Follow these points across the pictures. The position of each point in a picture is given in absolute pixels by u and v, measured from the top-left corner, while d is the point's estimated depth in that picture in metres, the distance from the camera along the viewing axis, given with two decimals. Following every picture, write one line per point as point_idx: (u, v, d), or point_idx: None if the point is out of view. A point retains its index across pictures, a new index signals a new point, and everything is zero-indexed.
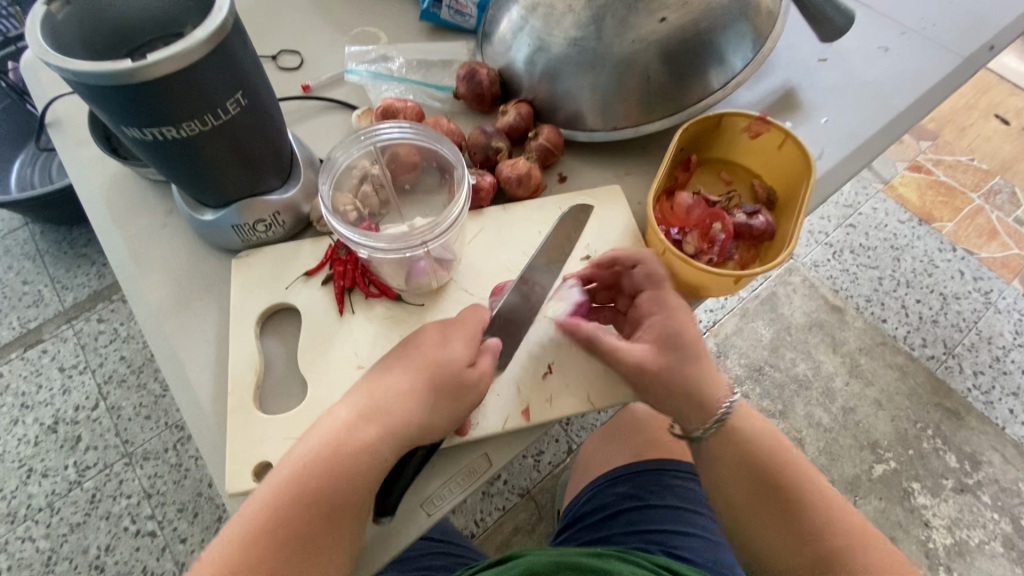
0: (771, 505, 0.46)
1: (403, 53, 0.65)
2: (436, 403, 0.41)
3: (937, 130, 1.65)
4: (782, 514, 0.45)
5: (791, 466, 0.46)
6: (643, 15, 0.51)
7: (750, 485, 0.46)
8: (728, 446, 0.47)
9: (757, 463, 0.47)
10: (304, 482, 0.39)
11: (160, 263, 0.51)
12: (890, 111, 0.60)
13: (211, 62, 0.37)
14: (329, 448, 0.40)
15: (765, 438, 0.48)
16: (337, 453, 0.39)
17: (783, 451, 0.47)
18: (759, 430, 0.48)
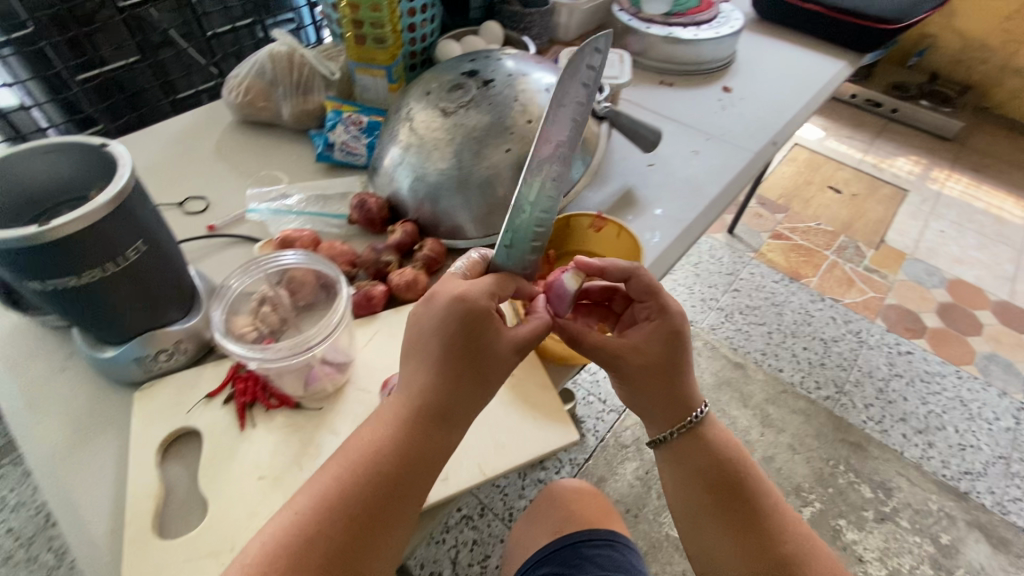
0: (726, 500, 0.54)
1: (301, 190, 0.74)
2: (473, 376, 0.45)
3: (787, 204, 1.97)
4: (746, 525, 0.53)
5: (752, 477, 0.55)
6: (493, 147, 0.64)
7: (719, 492, 0.54)
8: (698, 451, 0.55)
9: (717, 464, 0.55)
10: (352, 475, 0.41)
11: (59, 405, 0.52)
12: (705, 199, 0.76)
13: (113, 218, 0.44)
14: (371, 441, 0.42)
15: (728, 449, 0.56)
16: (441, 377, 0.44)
17: (745, 463, 0.56)
18: (724, 439, 0.57)
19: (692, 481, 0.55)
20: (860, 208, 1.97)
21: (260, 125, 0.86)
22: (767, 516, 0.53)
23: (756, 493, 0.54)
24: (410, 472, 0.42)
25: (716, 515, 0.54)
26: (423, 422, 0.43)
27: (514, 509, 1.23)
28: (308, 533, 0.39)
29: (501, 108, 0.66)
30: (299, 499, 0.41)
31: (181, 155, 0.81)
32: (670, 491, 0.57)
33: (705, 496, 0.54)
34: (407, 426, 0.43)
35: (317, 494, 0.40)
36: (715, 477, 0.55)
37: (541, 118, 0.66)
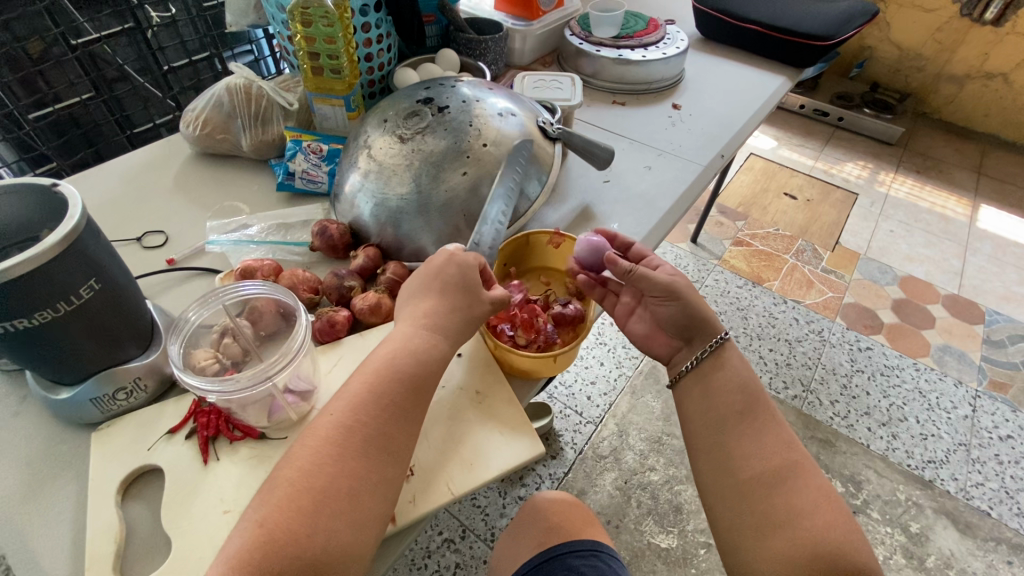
0: (741, 421, 0.56)
1: (262, 220, 0.75)
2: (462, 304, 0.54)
3: (746, 211, 2.05)
4: (755, 440, 0.55)
5: (766, 404, 0.58)
6: (450, 171, 0.66)
7: (734, 408, 0.57)
8: (716, 373, 0.59)
9: (735, 388, 0.58)
10: (381, 382, 0.49)
11: (11, 451, 0.51)
12: (659, 212, 0.79)
13: (64, 258, 0.44)
14: (394, 349, 0.51)
15: (747, 377, 0.59)
16: (440, 306, 0.54)
17: (761, 393, 0.59)
18: (743, 369, 0.60)
19: (711, 400, 0.58)
20: (815, 213, 2.06)
21: (219, 157, 0.86)
22: (775, 436, 0.56)
23: (768, 418, 0.57)
24: (422, 379, 0.50)
25: (729, 428, 0.56)
26: (432, 340, 0.52)
27: (496, 529, 1.23)
28: (346, 430, 0.46)
29: (457, 133, 0.68)
30: (338, 404, 0.48)
31: (137, 190, 0.80)
32: (687, 412, 0.59)
33: (722, 411, 0.57)
34: (419, 340, 0.52)
35: (353, 398, 0.48)
36: (734, 398, 0.57)
37: (496, 141, 0.68)
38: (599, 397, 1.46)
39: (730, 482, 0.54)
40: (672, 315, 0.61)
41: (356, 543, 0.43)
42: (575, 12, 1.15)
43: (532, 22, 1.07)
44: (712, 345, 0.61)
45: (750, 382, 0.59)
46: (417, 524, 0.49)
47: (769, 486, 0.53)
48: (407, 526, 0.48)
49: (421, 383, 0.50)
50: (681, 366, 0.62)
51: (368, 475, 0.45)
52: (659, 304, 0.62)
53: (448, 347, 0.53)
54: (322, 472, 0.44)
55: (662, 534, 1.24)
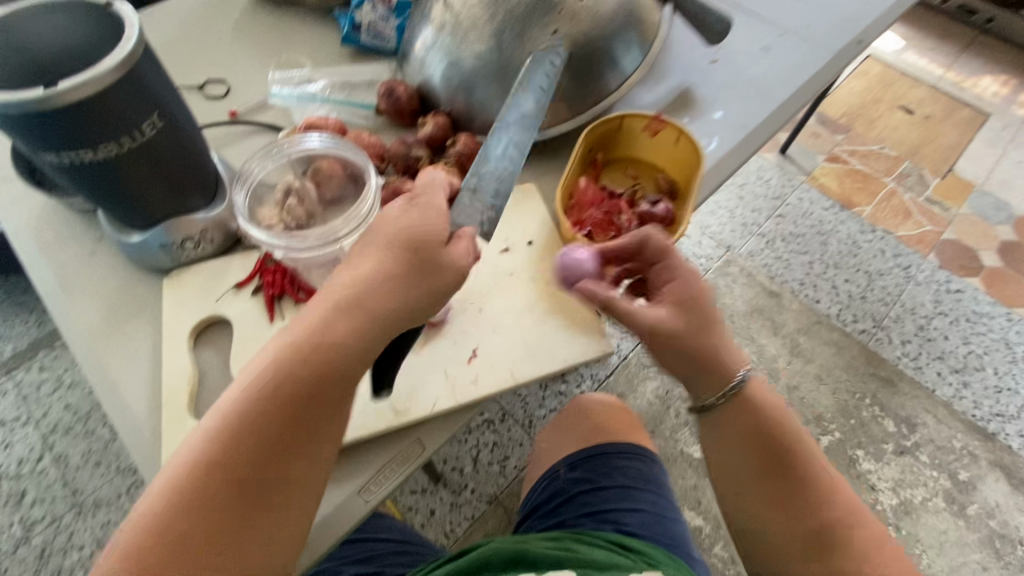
0: (774, 470, 0.50)
1: (326, 76, 0.69)
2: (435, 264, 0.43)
3: (849, 123, 1.79)
4: (790, 496, 0.49)
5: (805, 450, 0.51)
6: (538, 28, 0.57)
7: (763, 464, 0.50)
8: (743, 420, 0.51)
9: (759, 435, 0.50)
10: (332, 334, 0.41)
11: (91, 287, 0.52)
12: (773, 103, 0.68)
13: (123, 85, 0.40)
14: (339, 301, 0.41)
15: (773, 417, 0.51)
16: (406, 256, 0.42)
17: (794, 433, 0.51)
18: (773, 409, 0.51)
19: (732, 458, 0.52)
20: (932, 131, 1.78)
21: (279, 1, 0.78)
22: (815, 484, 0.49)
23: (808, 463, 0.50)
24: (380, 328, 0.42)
25: (757, 484, 0.51)
26: (391, 294, 0.42)
27: (535, 417, 1.27)
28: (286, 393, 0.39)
29: None
30: (279, 357, 0.40)
31: (196, 32, 0.75)
32: (710, 455, 0.54)
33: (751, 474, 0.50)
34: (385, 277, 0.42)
35: (301, 351, 0.40)
36: (758, 449, 0.50)
37: None
38: None
39: (767, 542, 0.50)
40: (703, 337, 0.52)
41: (270, 523, 0.38)
42: None
43: None
44: (727, 387, 0.51)
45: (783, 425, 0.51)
46: (478, 408, 0.48)
47: (805, 547, 0.48)
48: (466, 406, 0.47)
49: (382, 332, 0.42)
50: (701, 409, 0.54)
51: (293, 449, 0.40)
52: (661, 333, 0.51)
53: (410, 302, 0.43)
54: (243, 443, 0.38)
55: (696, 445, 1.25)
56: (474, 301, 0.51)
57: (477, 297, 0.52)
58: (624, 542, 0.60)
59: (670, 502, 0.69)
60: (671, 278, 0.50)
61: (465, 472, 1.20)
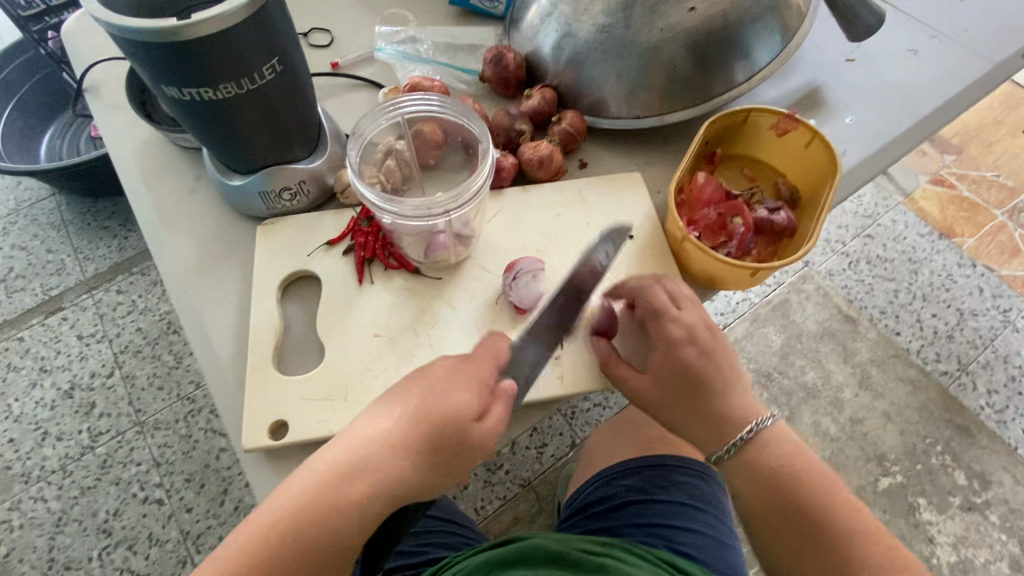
0: (791, 519, 0.42)
1: (431, 35, 0.66)
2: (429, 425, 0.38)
3: (963, 144, 1.63)
4: (811, 540, 0.42)
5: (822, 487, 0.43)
6: (672, 5, 0.52)
7: (777, 509, 0.43)
8: (752, 476, 0.44)
9: (772, 478, 0.43)
10: (396, 444, 0.38)
11: (187, 225, 0.52)
12: (916, 114, 0.60)
13: (251, 25, 0.38)
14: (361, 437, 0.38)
15: (782, 454, 0.44)
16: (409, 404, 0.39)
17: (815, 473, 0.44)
18: (780, 453, 0.44)
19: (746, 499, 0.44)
20: None
21: None
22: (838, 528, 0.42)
23: (829, 502, 0.43)
24: (442, 451, 0.38)
25: (776, 529, 0.43)
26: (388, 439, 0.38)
27: (578, 410, 1.24)
28: (339, 491, 0.37)
29: None
30: (343, 462, 0.38)
31: None
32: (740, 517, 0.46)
33: (767, 514, 0.43)
34: (465, 404, 0.38)
35: (323, 507, 0.37)
36: (770, 493, 0.43)
37: None
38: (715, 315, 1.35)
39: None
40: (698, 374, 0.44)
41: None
42: None
43: None
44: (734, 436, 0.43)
45: (797, 465, 0.43)
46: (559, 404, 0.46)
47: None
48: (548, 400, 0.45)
49: (445, 459, 0.38)
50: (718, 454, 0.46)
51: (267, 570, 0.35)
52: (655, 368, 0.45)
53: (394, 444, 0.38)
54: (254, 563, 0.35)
55: None
56: None
57: None
58: (675, 562, 0.55)
59: (727, 526, 0.66)
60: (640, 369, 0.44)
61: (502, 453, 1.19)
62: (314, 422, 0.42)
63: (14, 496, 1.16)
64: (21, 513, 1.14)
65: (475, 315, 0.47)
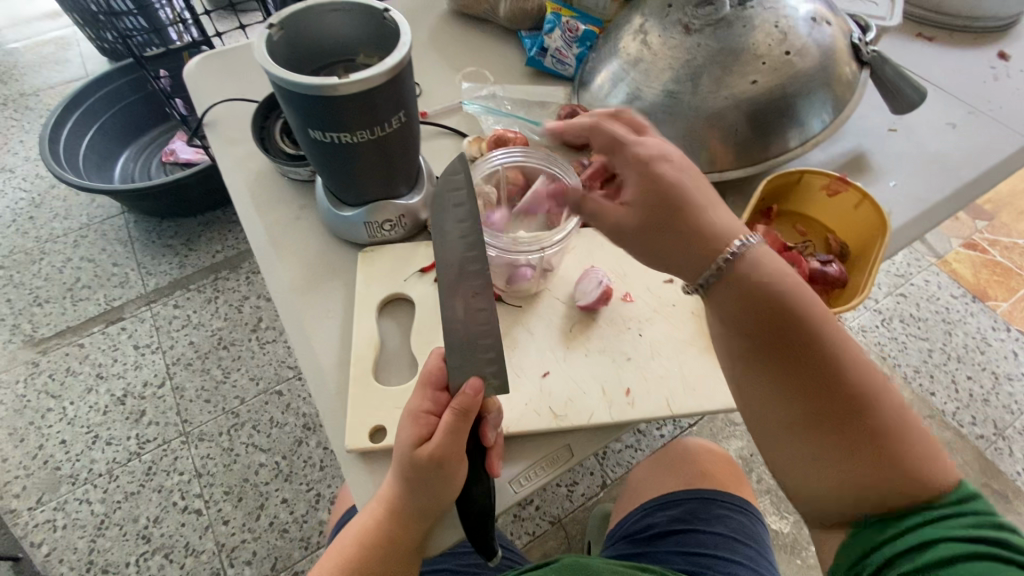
0: (779, 333, 0.41)
1: (508, 92, 0.74)
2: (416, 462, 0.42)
3: (995, 211, 1.66)
4: (792, 353, 0.41)
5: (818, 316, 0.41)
6: (737, 77, 0.58)
7: (764, 326, 0.42)
8: (742, 295, 0.43)
9: (764, 294, 0.42)
10: (390, 481, 0.44)
11: (294, 248, 0.59)
12: (956, 182, 0.65)
13: (392, 84, 0.46)
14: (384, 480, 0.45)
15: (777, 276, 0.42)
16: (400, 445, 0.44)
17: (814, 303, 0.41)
18: (777, 277, 0.42)
19: (731, 321, 0.43)
20: None
21: (471, 19, 0.85)
22: (831, 357, 0.40)
23: (821, 331, 0.41)
24: (416, 477, 0.42)
25: (758, 345, 0.42)
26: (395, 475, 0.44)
27: (610, 449, 1.25)
28: (367, 527, 0.44)
29: (753, 33, 0.58)
30: (374, 506, 0.44)
31: None
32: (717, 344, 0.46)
33: (749, 335, 0.42)
34: (410, 437, 0.43)
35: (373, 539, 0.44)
36: (761, 310, 0.42)
37: (801, 51, 0.58)
38: None
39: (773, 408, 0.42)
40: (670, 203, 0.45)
41: None
42: None
43: None
44: (724, 256, 0.43)
45: (791, 282, 0.42)
46: (629, 429, 0.49)
47: (831, 436, 0.39)
48: (622, 424, 0.48)
49: (422, 481, 0.42)
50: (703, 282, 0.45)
51: None
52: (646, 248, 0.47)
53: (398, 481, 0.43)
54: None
55: (775, 516, 1.17)
56: (641, 325, 0.52)
57: (637, 321, 0.53)
58: None
59: (768, 563, 0.68)
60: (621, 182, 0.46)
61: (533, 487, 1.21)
62: None
63: (61, 496, 1.20)
64: (65, 513, 1.18)
65: (551, 341, 0.52)
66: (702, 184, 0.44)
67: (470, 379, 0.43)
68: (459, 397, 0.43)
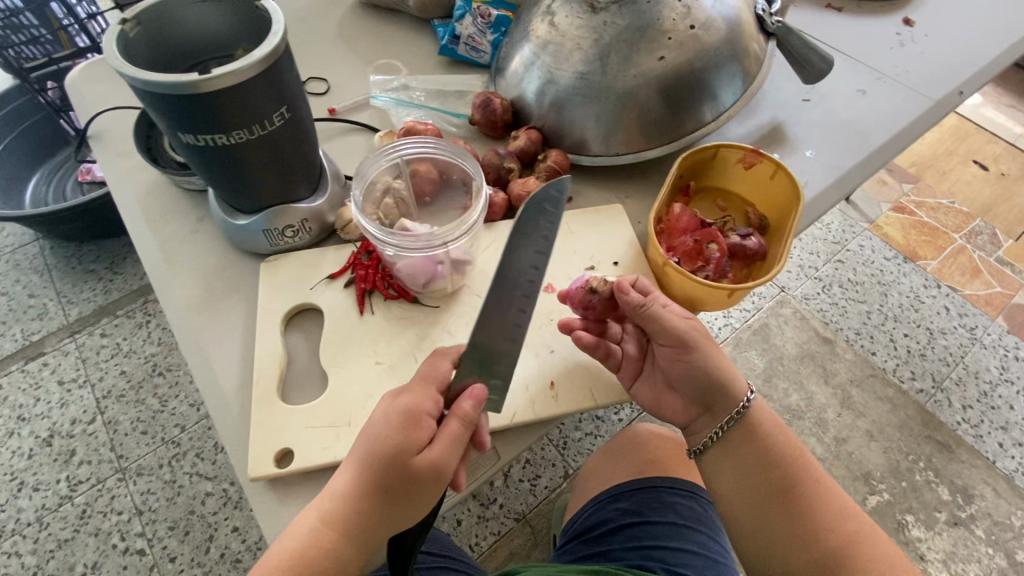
0: (782, 491, 0.48)
1: (422, 83, 0.71)
2: (401, 477, 0.39)
3: (919, 174, 1.74)
4: (794, 508, 0.48)
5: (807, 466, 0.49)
6: (644, 54, 0.57)
7: (772, 486, 0.48)
8: (750, 444, 0.49)
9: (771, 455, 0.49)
10: (354, 491, 0.39)
11: (192, 265, 0.54)
12: (868, 147, 0.66)
13: (265, 78, 0.42)
14: (340, 489, 0.40)
15: (776, 437, 0.49)
16: (379, 449, 0.39)
17: (808, 458, 0.50)
18: (777, 430, 0.50)
19: (738, 477, 0.49)
20: (1008, 190, 1.71)
21: (381, 10, 0.81)
22: (821, 510, 0.48)
23: (812, 483, 0.49)
24: (402, 487, 0.39)
25: (767, 500, 0.48)
26: (361, 484, 0.39)
27: (569, 439, 1.24)
28: (315, 546, 0.39)
29: (657, 7, 0.57)
30: (321, 520, 0.39)
31: (302, 33, 0.78)
32: (717, 489, 0.51)
33: (761, 490, 0.49)
34: (404, 442, 0.39)
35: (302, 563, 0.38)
36: (769, 469, 0.49)
37: (705, 25, 0.57)
38: None
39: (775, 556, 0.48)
40: (682, 377, 0.48)
41: None
42: None
43: None
44: (734, 414, 0.49)
45: (786, 443, 0.49)
46: (556, 424, 0.48)
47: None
48: (547, 420, 0.47)
49: (406, 490, 0.39)
50: (700, 438, 0.50)
51: None
52: (673, 361, 0.48)
53: (364, 495, 0.39)
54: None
55: None
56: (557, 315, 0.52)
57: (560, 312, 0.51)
58: None
59: (720, 547, 0.68)
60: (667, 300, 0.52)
61: (495, 487, 1.18)
62: (320, 450, 0.43)
63: None
64: None
65: None
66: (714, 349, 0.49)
67: (473, 386, 0.42)
68: (463, 405, 0.41)
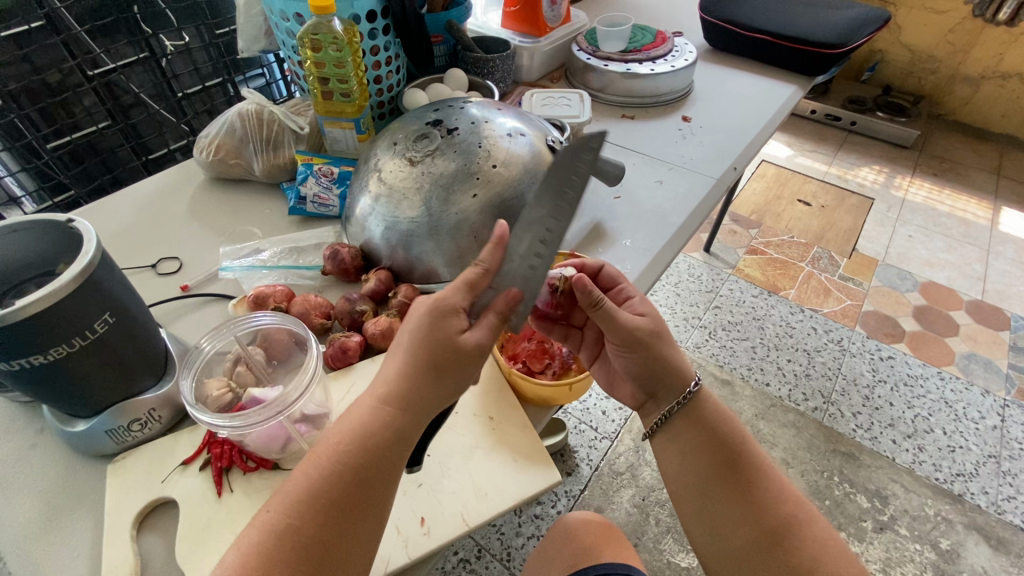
0: (730, 471, 0.54)
1: (272, 244, 0.75)
2: (444, 357, 0.45)
3: (760, 219, 2.02)
4: (740, 487, 0.54)
5: (748, 445, 0.56)
6: (460, 194, 0.66)
7: (721, 466, 0.55)
8: (695, 427, 0.57)
9: (719, 438, 0.56)
10: (406, 374, 0.45)
11: (27, 484, 0.51)
12: (671, 228, 0.78)
13: (80, 293, 0.44)
14: (391, 374, 0.46)
15: (723, 422, 0.57)
16: (426, 335, 0.46)
17: (752, 444, 0.57)
18: (724, 416, 0.58)
19: (687, 460, 0.56)
20: (830, 218, 2.02)
21: (232, 181, 0.87)
22: (767, 491, 0.54)
23: (757, 467, 0.55)
24: (452, 365, 0.46)
25: (718, 480, 0.54)
26: (412, 366, 0.45)
27: (512, 548, 1.18)
28: (375, 423, 0.44)
29: (466, 155, 0.67)
30: (380, 409, 0.45)
31: (152, 216, 0.81)
32: (667, 472, 0.58)
33: (708, 469, 0.55)
34: (451, 328, 0.46)
35: (367, 451, 0.43)
36: (717, 451, 0.55)
37: (505, 162, 0.68)
38: (615, 410, 1.39)
39: (722, 535, 0.54)
40: (631, 367, 0.58)
41: None
42: (582, 27, 1.15)
43: (539, 38, 1.07)
44: (686, 395, 0.57)
45: (733, 430, 0.57)
46: (430, 560, 0.49)
47: (765, 550, 0.52)
48: (419, 560, 0.47)
49: (453, 369, 0.46)
50: (653, 418, 0.60)
51: (322, 533, 0.41)
52: (621, 353, 0.58)
53: (418, 377, 0.45)
54: (296, 527, 0.41)
55: (682, 552, 1.18)
56: None
57: None
58: None
59: None
60: (630, 293, 0.62)
61: None
62: None
63: None
64: None
65: None
66: (668, 346, 0.58)
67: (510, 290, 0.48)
68: (500, 301, 0.48)
